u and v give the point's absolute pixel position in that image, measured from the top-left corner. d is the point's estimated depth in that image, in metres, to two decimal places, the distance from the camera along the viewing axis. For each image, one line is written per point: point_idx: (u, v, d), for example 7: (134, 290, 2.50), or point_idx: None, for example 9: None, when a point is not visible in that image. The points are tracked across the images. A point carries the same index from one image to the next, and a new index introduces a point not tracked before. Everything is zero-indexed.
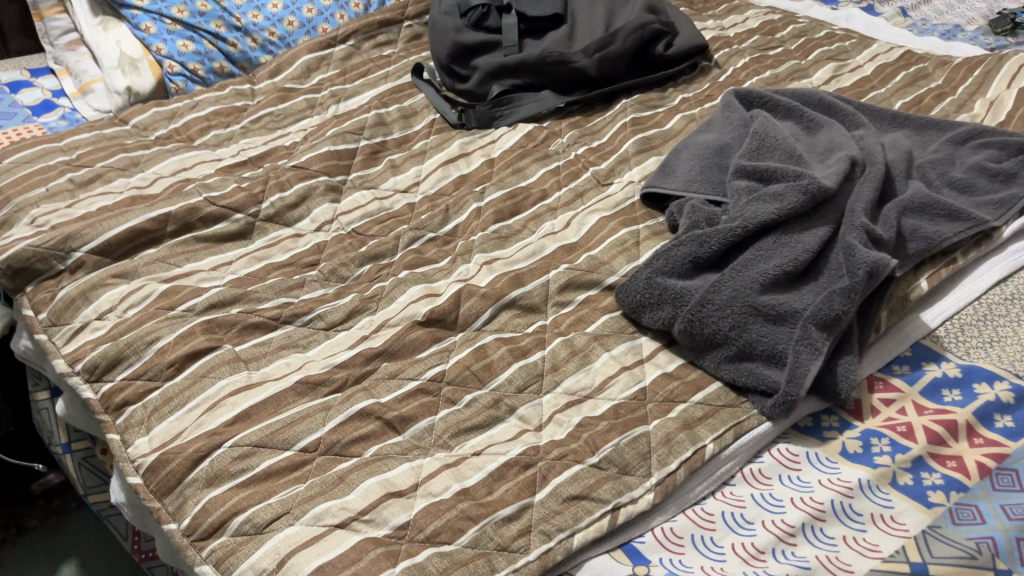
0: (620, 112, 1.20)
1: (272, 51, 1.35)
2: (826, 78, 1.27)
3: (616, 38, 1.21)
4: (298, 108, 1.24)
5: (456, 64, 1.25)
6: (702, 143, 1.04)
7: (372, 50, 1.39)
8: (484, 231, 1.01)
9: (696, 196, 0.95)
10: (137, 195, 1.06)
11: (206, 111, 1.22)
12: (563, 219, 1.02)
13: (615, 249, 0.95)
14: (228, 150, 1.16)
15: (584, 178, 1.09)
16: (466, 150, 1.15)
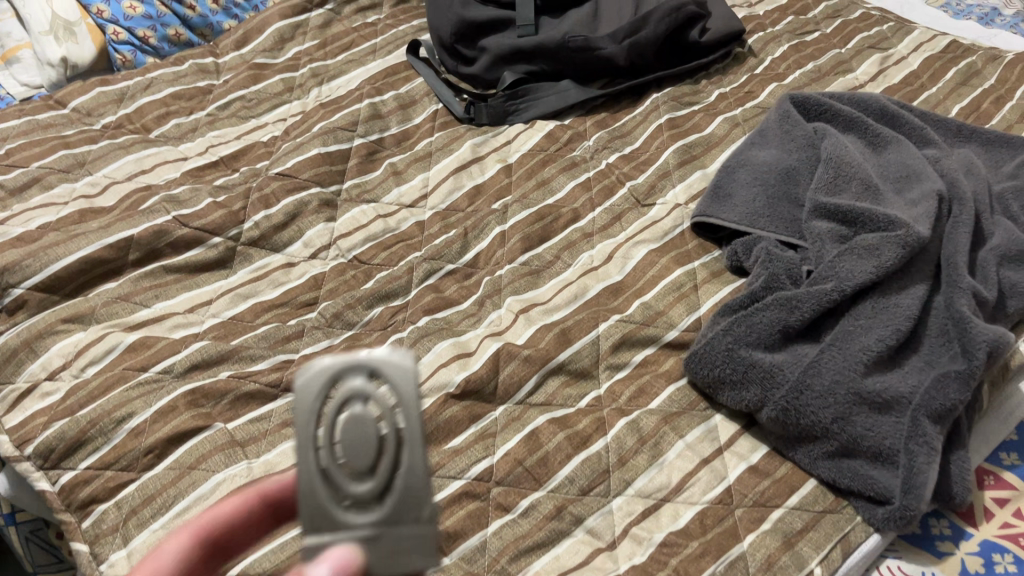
0: (651, 110, 1.04)
1: (238, 15, 1.15)
2: (872, 73, 1.14)
3: (648, 23, 1.05)
4: (274, 91, 1.05)
5: (461, 44, 1.07)
6: (762, 163, 0.90)
7: (354, 16, 1.19)
8: (512, 265, 0.86)
9: (766, 236, 0.82)
10: (88, 208, 0.87)
11: (163, 93, 1.02)
12: (602, 250, 0.88)
13: (670, 294, 0.82)
14: (193, 146, 0.97)
15: (619, 194, 0.94)
16: (478, 153, 0.99)
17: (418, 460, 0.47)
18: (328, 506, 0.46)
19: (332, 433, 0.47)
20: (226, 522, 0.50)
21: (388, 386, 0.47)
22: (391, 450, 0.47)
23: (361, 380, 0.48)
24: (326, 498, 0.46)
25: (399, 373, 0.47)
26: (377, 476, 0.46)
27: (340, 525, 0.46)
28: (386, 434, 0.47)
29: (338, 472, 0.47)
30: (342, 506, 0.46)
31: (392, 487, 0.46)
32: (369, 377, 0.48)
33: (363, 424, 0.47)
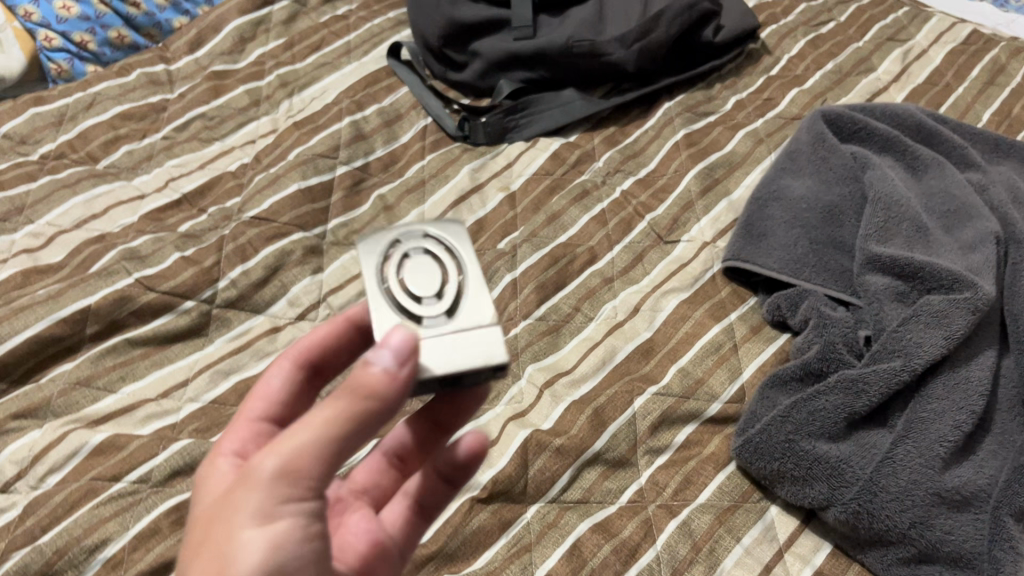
0: (664, 123, 0.94)
1: (190, 10, 1.00)
2: (896, 72, 1.05)
3: (659, 23, 0.94)
4: (239, 106, 0.92)
5: (450, 48, 0.95)
6: (799, 197, 0.81)
7: (323, 8, 1.05)
8: (528, 321, 0.77)
9: (813, 289, 0.74)
10: (32, 267, 0.75)
11: (109, 113, 0.88)
12: (627, 300, 0.79)
13: (708, 357, 0.73)
14: (150, 180, 0.84)
15: (638, 229, 0.85)
16: (477, 180, 0.88)
17: (486, 302, 0.44)
18: (409, 328, 0.42)
19: (394, 278, 0.44)
20: (273, 411, 0.50)
21: (460, 269, 0.45)
22: (464, 285, 0.44)
23: (392, 245, 0.45)
24: (398, 319, 0.43)
25: (449, 243, 0.46)
26: (447, 300, 0.43)
27: (432, 337, 0.42)
28: (458, 279, 0.44)
29: (405, 297, 0.43)
30: (415, 319, 0.43)
31: (468, 310, 0.43)
32: (429, 241, 0.46)
33: (430, 266, 0.44)
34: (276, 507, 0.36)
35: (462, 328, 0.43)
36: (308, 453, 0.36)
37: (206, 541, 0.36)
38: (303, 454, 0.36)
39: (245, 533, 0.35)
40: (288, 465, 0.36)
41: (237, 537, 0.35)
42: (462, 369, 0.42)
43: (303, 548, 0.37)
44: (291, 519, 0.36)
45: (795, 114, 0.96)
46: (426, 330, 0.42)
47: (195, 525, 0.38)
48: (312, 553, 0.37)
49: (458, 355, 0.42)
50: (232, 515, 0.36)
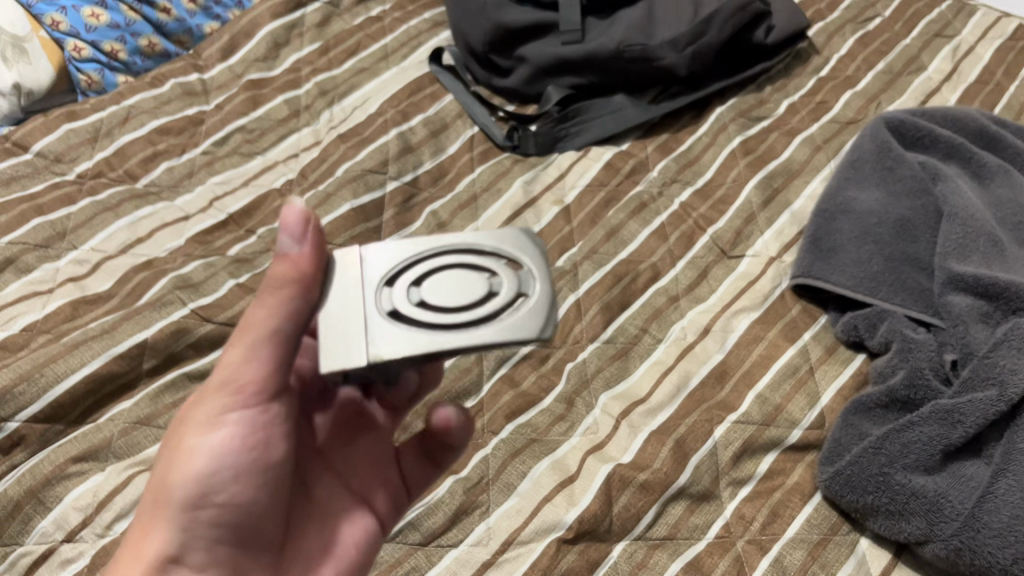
0: (718, 130, 0.92)
1: (220, 14, 0.96)
2: (946, 71, 1.02)
3: (711, 25, 0.91)
4: (279, 117, 0.89)
5: (496, 54, 0.92)
6: (868, 210, 0.79)
7: (356, 9, 1.01)
8: (596, 344, 0.74)
9: (892, 309, 0.72)
10: (80, 297, 0.71)
11: (145, 127, 0.84)
12: (696, 319, 0.76)
13: (785, 381, 0.71)
14: (193, 199, 0.81)
15: (700, 243, 0.82)
16: (531, 193, 0.86)
17: (439, 347, 0.42)
18: (375, 277, 0.45)
19: (445, 263, 0.46)
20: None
21: (501, 317, 0.43)
22: (453, 335, 0.42)
23: (503, 266, 0.45)
24: (384, 272, 0.46)
25: (534, 305, 0.43)
26: (419, 316, 0.43)
27: (361, 303, 0.44)
28: (462, 322, 0.43)
29: (425, 272, 0.45)
30: (384, 287, 0.45)
31: (421, 329, 0.43)
32: (514, 287, 0.44)
33: (471, 275, 0.45)
34: (216, 418, 0.47)
35: (379, 325, 0.43)
36: (215, 382, 0.47)
37: (163, 460, 0.48)
38: (233, 381, 0.47)
39: (185, 448, 0.47)
40: (220, 394, 0.47)
41: (191, 442, 0.47)
42: (328, 333, 0.43)
43: (240, 451, 0.47)
44: (229, 430, 0.47)
45: (850, 119, 0.93)
46: (365, 303, 0.44)
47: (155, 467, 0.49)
48: (228, 466, 0.47)
49: (350, 327, 0.43)
50: (187, 424, 0.47)
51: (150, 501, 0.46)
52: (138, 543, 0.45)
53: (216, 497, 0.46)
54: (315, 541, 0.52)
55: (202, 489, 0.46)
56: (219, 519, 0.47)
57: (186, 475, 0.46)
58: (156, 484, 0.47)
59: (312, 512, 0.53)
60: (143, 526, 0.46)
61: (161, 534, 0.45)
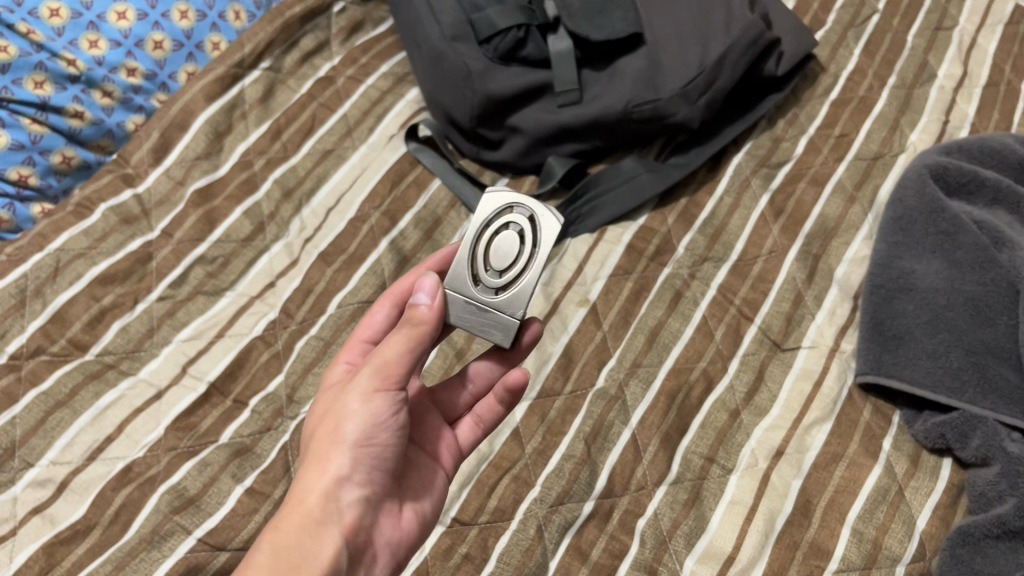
0: (740, 187, 0.82)
1: (143, 104, 0.79)
2: (957, 75, 0.93)
3: (723, 68, 0.79)
4: (242, 237, 0.74)
5: (484, 127, 0.80)
6: (932, 288, 0.72)
7: (300, 70, 0.86)
8: (664, 489, 0.66)
9: (983, 414, 0.66)
10: (50, 536, 0.58)
11: (83, 278, 0.69)
12: (766, 440, 0.68)
13: (877, 510, 0.65)
14: (160, 366, 0.67)
15: (749, 336, 0.73)
16: (552, 296, 0.75)
17: (534, 282, 0.53)
18: (462, 285, 0.54)
19: (485, 237, 0.54)
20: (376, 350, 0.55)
21: (540, 238, 0.53)
22: (530, 263, 0.53)
23: (510, 214, 0.54)
24: (467, 279, 0.54)
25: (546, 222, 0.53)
26: (507, 278, 0.53)
27: (479, 307, 0.53)
28: (527, 253, 0.53)
29: (491, 257, 0.53)
30: (477, 285, 0.53)
31: (517, 284, 0.53)
32: (525, 216, 0.53)
33: (507, 235, 0.53)
34: (378, 386, 0.47)
35: (504, 305, 0.53)
36: (384, 353, 0.47)
37: (326, 413, 0.48)
38: (398, 358, 0.47)
39: (350, 409, 0.47)
40: (383, 366, 0.47)
41: (351, 404, 0.47)
42: (483, 334, 0.54)
43: (395, 416, 0.48)
44: (389, 399, 0.48)
45: (875, 153, 0.85)
46: (480, 302, 0.53)
47: (313, 416, 0.50)
48: (386, 422, 0.48)
49: (480, 320, 0.53)
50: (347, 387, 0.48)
51: (316, 448, 0.47)
52: (310, 473, 0.46)
53: (372, 450, 0.48)
54: (426, 493, 0.54)
55: (364, 449, 0.47)
56: (374, 464, 0.48)
57: (354, 425, 0.47)
58: (319, 435, 0.48)
59: (417, 468, 0.55)
60: (305, 466, 0.47)
61: (333, 468, 0.46)
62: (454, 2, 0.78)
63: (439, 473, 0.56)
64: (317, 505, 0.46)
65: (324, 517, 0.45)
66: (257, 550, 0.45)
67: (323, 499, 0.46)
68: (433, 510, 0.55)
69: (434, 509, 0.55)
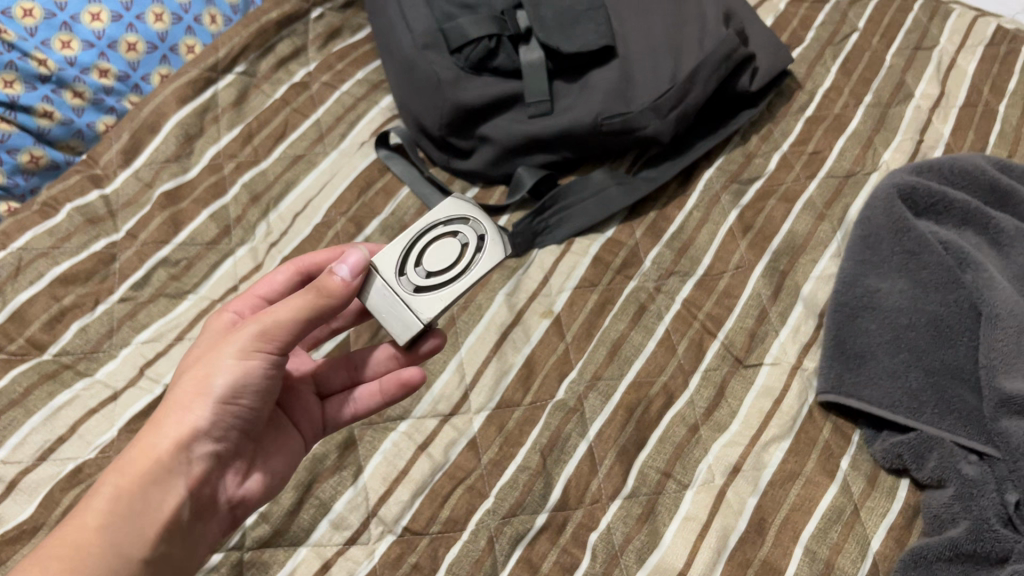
0: (710, 202, 0.82)
1: (115, 105, 0.79)
2: (935, 95, 0.92)
3: (695, 83, 0.79)
4: (207, 240, 0.74)
5: (454, 136, 0.80)
6: (896, 307, 0.71)
7: (276, 75, 0.86)
8: (618, 503, 0.66)
9: (940, 436, 0.66)
10: None
11: (45, 278, 0.69)
12: (723, 456, 0.68)
13: (831, 529, 0.64)
14: (117, 367, 0.67)
15: (712, 351, 0.73)
16: (516, 307, 0.75)
17: (461, 291, 0.52)
18: (386, 271, 0.54)
19: (428, 238, 0.54)
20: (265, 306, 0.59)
21: (481, 255, 0.53)
22: (462, 273, 0.53)
23: (460, 225, 0.54)
24: (393, 266, 0.54)
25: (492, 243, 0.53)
26: (433, 280, 0.53)
27: (394, 296, 0.53)
28: (463, 263, 0.53)
29: (428, 257, 0.54)
30: (401, 275, 0.53)
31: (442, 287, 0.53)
32: (475, 232, 0.54)
33: (448, 242, 0.54)
34: (253, 350, 0.50)
35: (418, 302, 0.53)
36: (268, 318, 0.50)
37: (199, 361, 0.50)
38: (281, 327, 0.50)
39: (224, 368, 0.49)
40: (265, 332, 0.50)
41: (224, 361, 0.50)
42: (385, 321, 0.53)
43: (262, 379, 0.51)
44: (260, 363, 0.50)
45: (847, 171, 0.84)
46: (398, 297, 0.53)
47: (188, 362, 0.52)
48: (250, 384, 0.50)
49: (388, 309, 0.53)
50: (223, 344, 0.50)
51: (179, 394, 0.50)
52: (169, 417, 0.48)
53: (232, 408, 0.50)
54: (278, 455, 0.58)
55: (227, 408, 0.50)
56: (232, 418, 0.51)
57: (221, 380, 0.49)
58: (188, 383, 0.49)
59: (276, 428, 0.58)
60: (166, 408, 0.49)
61: (193, 417, 0.49)
62: (427, 12, 0.79)
63: (297, 440, 0.60)
64: (172, 453, 0.48)
65: (173, 465, 0.48)
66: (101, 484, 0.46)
67: (176, 445, 0.48)
68: (283, 473, 0.58)
69: (285, 473, 0.58)
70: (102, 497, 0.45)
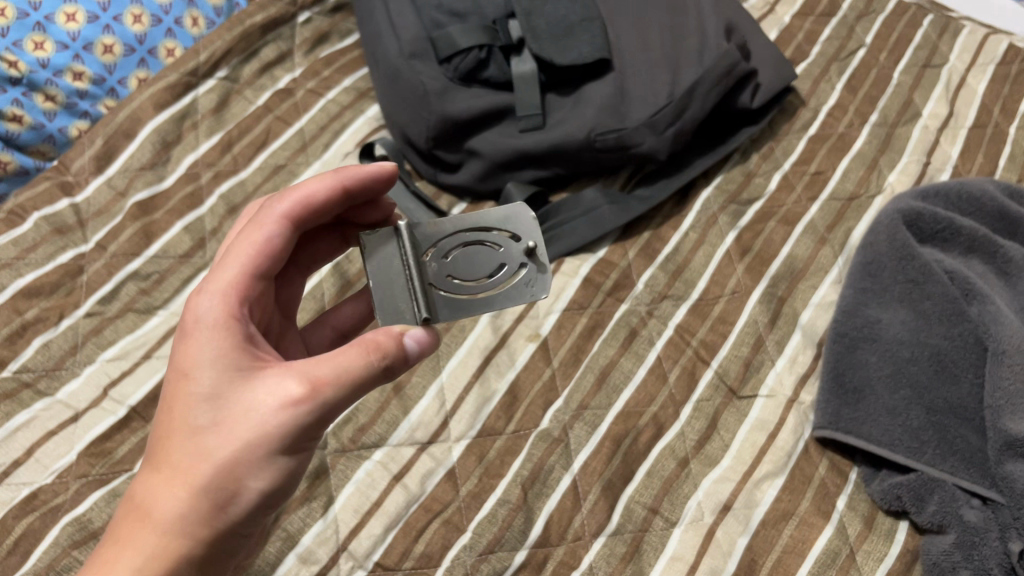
0: (707, 223, 0.79)
1: (89, 109, 0.76)
2: (943, 115, 0.89)
3: (694, 98, 0.76)
4: (181, 253, 0.71)
5: (442, 149, 0.77)
6: (897, 339, 0.68)
7: (259, 81, 0.83)
8: (602, 541, 0.62)
9: (941, 478, 0.63)
10: None
11: (7, 291, 0.66)
12: (713, 492, 0.65)
13: (825, 574, 0.61)
14: (80, 387, 0.64)
15: (704, 380, 0.70)
16: (501, 329, 0.72)
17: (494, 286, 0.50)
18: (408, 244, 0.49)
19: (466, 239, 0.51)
20: (261, 264, 0.47)
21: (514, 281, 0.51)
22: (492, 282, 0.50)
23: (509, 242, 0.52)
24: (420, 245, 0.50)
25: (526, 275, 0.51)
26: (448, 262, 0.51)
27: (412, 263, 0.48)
28: (496, 282, 0.50)
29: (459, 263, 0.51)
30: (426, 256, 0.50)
31: (466, 294, 0.50)
32: (523, 253, 0.51)
33: (487, 253, 0.51)
34: (298, 441, 0.42)
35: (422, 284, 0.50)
36: (322, 399, 0.41)
37: (228, 432, 0.41)
38: (332, 412, 0.42)
39: (264, 462, 0.41)
40: (314, 420, 0.41)
41: (269, 452, 0.41)
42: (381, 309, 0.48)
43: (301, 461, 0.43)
44: (304, 450, 0.43)
45: (850, 194, 0.81)
46: (414, 265, 0.48)
47: (200, 399, 0.41)
48: (293, 469, 0.43)
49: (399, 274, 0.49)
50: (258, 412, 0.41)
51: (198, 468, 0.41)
52: (190, 512, 0.40)
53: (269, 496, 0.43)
54: None
55: (261, 502, 0.42)
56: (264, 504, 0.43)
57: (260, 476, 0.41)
58: (219, 467, 0.40)
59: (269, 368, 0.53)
60: (180, 480, 0.40)
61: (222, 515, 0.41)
62: (416, 20, 0.76)
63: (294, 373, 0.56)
64: (192, 558, 0.41)
65: (194, 567, 0.41)
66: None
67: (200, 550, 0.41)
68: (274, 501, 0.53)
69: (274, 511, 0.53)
70: None
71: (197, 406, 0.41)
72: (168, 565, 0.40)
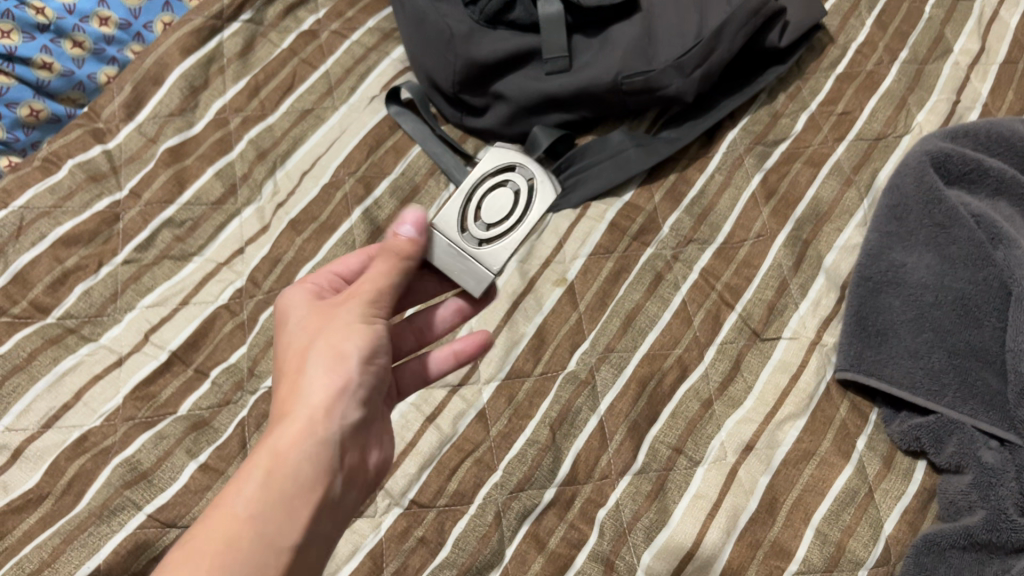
0: (732, 164, 0.79)
1: (116, 56, 0.76)
2: (975, 51, 0.87)
3: (722, 39, 0.75)
4: (213, 199, 0.73)
5: (468, 93, 0.77)
6: (921, 283, 0.69)
7: (283, 23, 0.82)
8: (628, 480, 0.65)
9: (961, 420, 0.64)
10: (3, 504, 0.57)
11: (47, 239, 0.68)
12: (736, 433, 0.67)
13: (844, 512, 0.63)
14: (122, 332, 0.66)
15: (729, 323, 0.71)
16: (529, 274, 0.73)
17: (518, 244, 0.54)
18: (449, 229, 0.54)
19: (477, 196, 0.55)
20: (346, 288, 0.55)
21: (534, 203, 0.55)
22: (520, 222, 0.54)
23: (518, 184, 0.55)
24: (454, 225, 0.54)
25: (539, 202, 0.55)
26: (495, 231, 0.54)
27: (460, 253, 0.54)
28: (519, 216, 0.54)
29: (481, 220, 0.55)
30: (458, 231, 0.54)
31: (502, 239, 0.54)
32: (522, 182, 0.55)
33: (502, 198, 0.55)
34: (369, 315, 0.48)
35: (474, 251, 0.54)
36: (379, 284, 0.49)
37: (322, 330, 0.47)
38: (384, 293, 0.49)
39: (354, 328, 0.47)
40: (371, 296, 0.48)
41: (353, 331, 0.47)
42: (457, 280, 0.54)
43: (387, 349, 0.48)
44: (381, 329, 0.48)
45: (878, 134, 0.81)
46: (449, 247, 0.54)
47: (295, 326, 0.49)
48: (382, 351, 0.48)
49: (459, 267, 0.54)
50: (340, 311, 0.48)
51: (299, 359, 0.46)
52: (300, 385, 0.44)
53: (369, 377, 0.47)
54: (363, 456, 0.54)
55: (362, 374, 0.46)
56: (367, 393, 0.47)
57: (356, 340, 0.46)
58: (322, 348, 0.46)
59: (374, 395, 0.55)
60: (294, 382, 0.45)
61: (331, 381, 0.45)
62: None
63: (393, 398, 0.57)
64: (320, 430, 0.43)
65: (324, 440, 0.43)
66: (247, 472, 0.41)
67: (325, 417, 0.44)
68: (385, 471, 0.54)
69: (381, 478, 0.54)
70: (251, 482, 0.41)
71: (288, 331, 0.48)
72: (308, 436, 0.43)
